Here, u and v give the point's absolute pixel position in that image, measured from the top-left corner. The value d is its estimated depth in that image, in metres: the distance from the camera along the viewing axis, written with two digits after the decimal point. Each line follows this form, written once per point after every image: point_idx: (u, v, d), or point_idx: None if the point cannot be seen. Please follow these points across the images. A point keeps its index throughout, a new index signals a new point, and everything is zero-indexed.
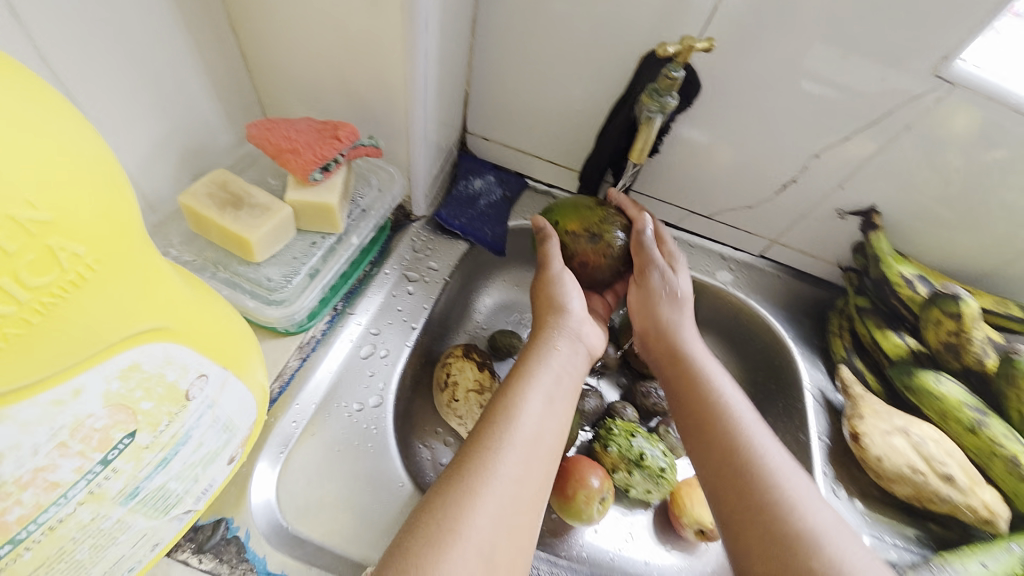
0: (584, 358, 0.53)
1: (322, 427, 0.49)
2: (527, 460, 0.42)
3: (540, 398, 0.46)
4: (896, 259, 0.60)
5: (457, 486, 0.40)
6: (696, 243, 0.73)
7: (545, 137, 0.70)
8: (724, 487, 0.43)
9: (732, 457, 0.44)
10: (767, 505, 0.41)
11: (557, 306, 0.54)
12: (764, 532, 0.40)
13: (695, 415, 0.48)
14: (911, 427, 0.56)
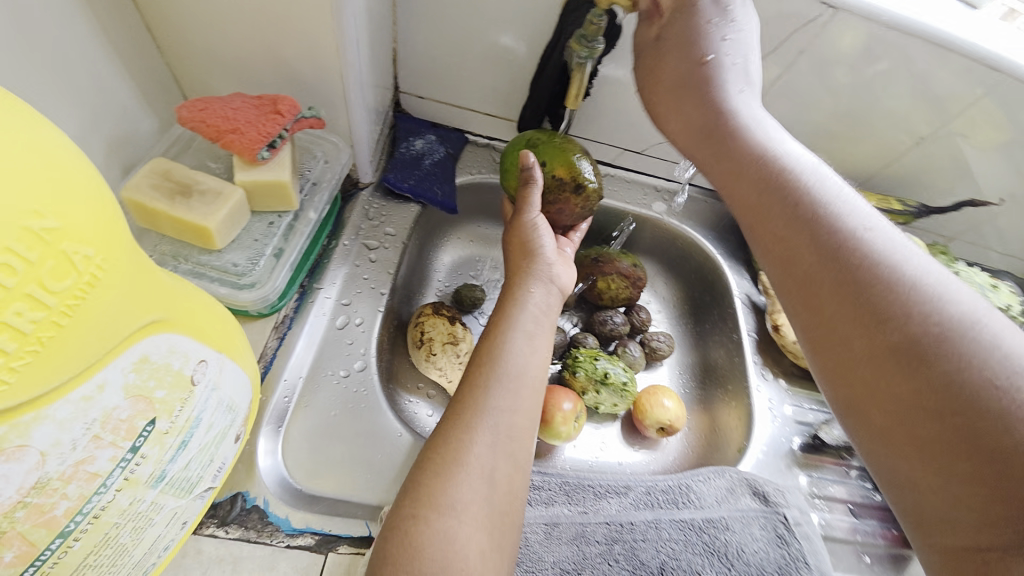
0: (558, 295, 0.57)
1: (314, 397, 0.51)
2: (511, 395, 0.47)
3: (522, 337, 0.51)
4: None
5: (454, 425, 0.44)
6: (632, 180, 0.81)
7: (480, 90, 0.71)
8: (828, 293, 0.37)
9: (840, 263, 0.37)
10: (889, 308, 0.34)
11: (527, 250, 0.59)
12: (889, 337, 0.34)
13: (787, 212, 0.40)
14: None
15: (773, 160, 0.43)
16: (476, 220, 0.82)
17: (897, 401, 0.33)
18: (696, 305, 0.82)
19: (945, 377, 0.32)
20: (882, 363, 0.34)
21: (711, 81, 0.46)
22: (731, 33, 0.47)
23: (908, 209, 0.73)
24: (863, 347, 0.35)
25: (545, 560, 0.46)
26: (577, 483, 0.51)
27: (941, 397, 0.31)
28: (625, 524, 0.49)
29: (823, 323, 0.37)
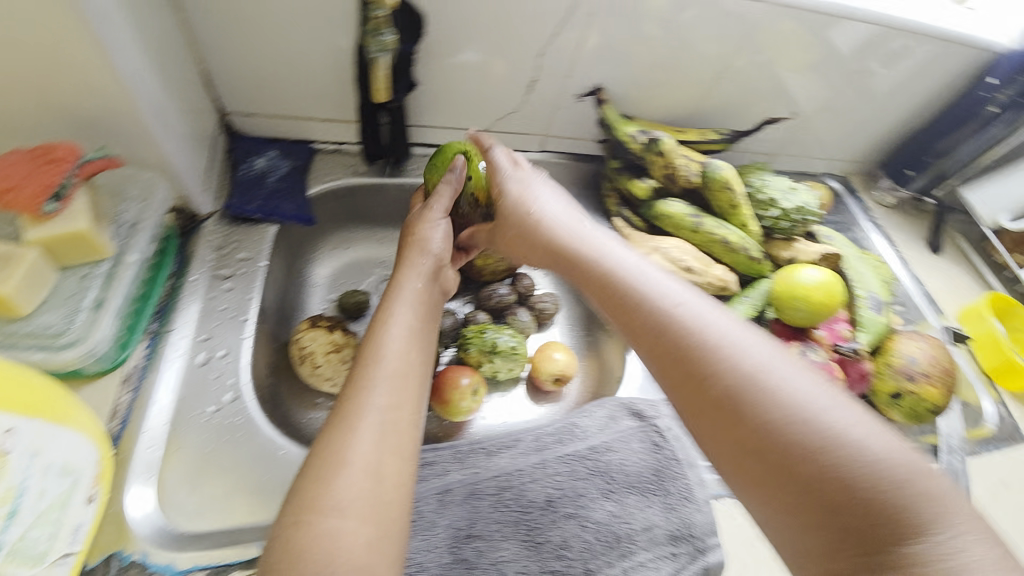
0: (439, 291, 0.58)
1: (185, 441, 0.51)
2: (392, 386, 0.46)
3: (403, 328, 0.51)
4: (623, 123, 0.74)
5: (332, 428, 0.43)
6: None
7: (309, 98, 0.71)
8: (707, 400, 0.38)
9: (708, 369, 0.38)
10: (756, 407, 0.36)
11: (419, 246, 0.59)
12: (767, 438, 0.35)
13: (653, 339, 0.42)
14: (661, 245, 0.71)
15: (621, 278, 0.47)
16: (347, 228, 0.82)
17: (799, 499, 0.33)
18: None
19: (814, 459, 0.33)
20: (776, 479, 0.34)
21: (528, 216, 0.57)
22: (526, 179, 0.60)
23: (723, 136, 0.82)
24: (754, 458, 0.35)
25: (440, 524, 0.48)
26: (468, 449, 0.54)
27: (821, 485, 0.33)
28: (513, 471, 0.53)
29: (715, 440, 0.37)
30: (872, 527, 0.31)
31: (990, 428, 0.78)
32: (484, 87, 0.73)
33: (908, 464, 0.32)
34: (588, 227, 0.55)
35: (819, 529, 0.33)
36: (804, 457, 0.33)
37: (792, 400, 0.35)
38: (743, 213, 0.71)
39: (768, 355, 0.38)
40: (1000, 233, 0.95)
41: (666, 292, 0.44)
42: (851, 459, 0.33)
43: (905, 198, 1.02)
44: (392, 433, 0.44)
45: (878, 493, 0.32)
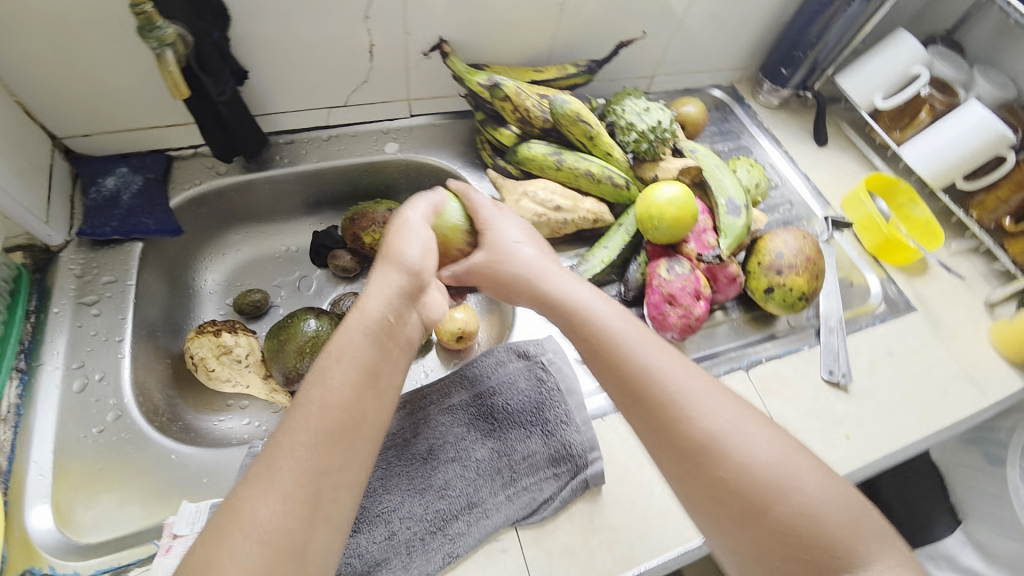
0: (416, 275, 0.52)
1: (72, 463, 0.52)
2: (349, 359, 0.44)
3: (388, 291, 0.50)
4: (471, 73, 0.73)
5: (260, 478, 0.37)
6: (356, 131, 0.84)
7: (145, 105, 0.69)
8: (676, 437, 0.44)
9: (678, 410, 0.44)
10: (727, 455, 0.41)
11: (404, 241, 0.55)
12: (728, 483, 0.41)
13: (627, 376, 0.48)
14: (528, 189, 0.72)
15: (597, 329, 0.51)
16: (228, 230, 0.81)
17: (766, 542, 0.39)
18: None
19: (784, 509, 0.39)
20: (743, 517, 0.40)
21: (518, 270, 0.59)
22: (517, 241, 0.61)
23: (580, 70, 0.81)
24: (726, 499, 0.41)
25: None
26: None
27: (783, 525, 0.39)
28: (398, 432, 0.56)
29: (687, 480, 0.43)
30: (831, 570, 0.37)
31: (874, 303, 0.83)
32: (323, 60, 0.72)
33: (862, 516, 0.39)
34: (561, 274, 0.58)
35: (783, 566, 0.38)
36: (773, 513, 0.39)
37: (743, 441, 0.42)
38: (604, 141, 0.72)
39: (730, 405, 0.44)
40: (877, 115, 0.97)
41: (640, 343, 0.49)
42: (810, 514, 0.39)
43: (788, 96, 1.04)
44: (338, 417, 0.41)
45: (833, 543, 0.37)
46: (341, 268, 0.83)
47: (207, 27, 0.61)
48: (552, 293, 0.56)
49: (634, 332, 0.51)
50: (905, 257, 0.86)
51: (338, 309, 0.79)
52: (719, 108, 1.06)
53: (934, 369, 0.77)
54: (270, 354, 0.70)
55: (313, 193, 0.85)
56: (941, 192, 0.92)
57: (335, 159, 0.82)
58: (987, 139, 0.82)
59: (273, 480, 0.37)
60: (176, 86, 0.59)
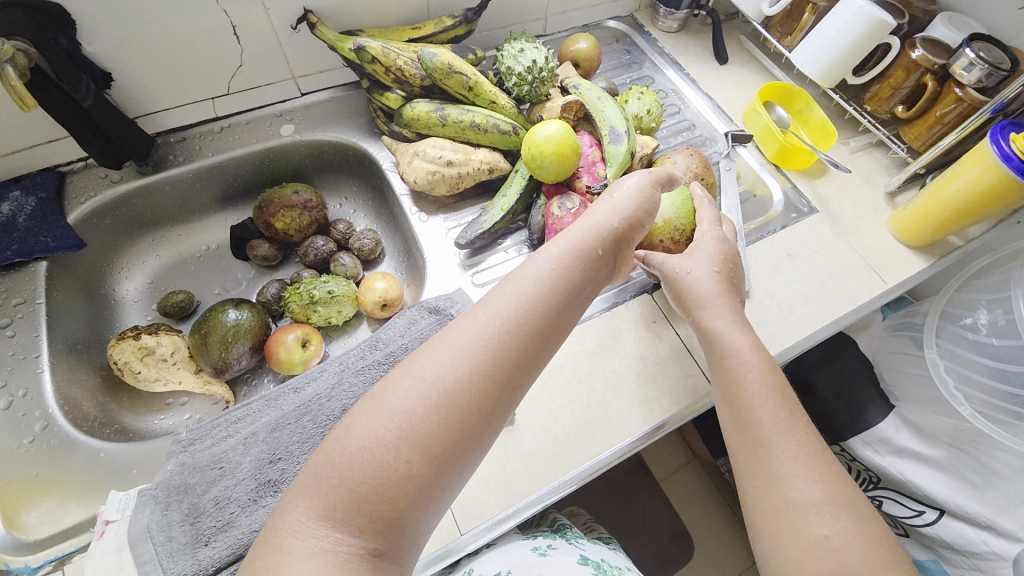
0: (618, 220, 0.53)
1: (6, 472, 0.55)
2: (563, 275, 0.48)
3: (593, 222, 0.52)
4: (342, 40, 0.72)
5: (404, 375, 0.42)
6: (251, 118, 0.84)
7: (15, 125, 0.68)
8: (742, 384, 0.54)
9: (748, 373, 0.54)
10: (761, 413, 0.52)
11: (614, 197, 0.56)
12: (754, 421, 0.52)
13: (743, 355, 0.55)
14: (419, 148, 0.74)
15: (740, 346, 0.56)
16: (139, 238, 0.82)
17: (750, 463, 0.51)
18: (377, 192, 0.90)
19: (777, 461, 0.49)
20: (750, 442, 0.52)
21: (699, 301, 0.60)
22: (708, 274, 0.61)
23: (457, 21, 0.80)
24: (744, 421, 0.52)
25: (244, 459, 0.54)
26: (276, 392, 0.61)
27: (769, 470, 0.50)
28: (313, 398, 0.59)
29: (733, 397, 0.54)
30: (790, 515, 0.48)
31: (776, 211, 0.86)
32: (188, 50, 0.71)
33: (834, 501, 0.47)
34: (719, 294, 0.59)
35: (755, 486, 0.50)
36: (769, 453, 0.50)
37: (780, 420, 0.51)
38: (486, 90, 0.73)
39: (793, 413, 0.52)
40: (770, 23, 0.98)
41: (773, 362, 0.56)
42: (795, 488, 0.48)
43: (685, 18, 1.04)
44: (533, 320, 0.45)
45: (798, 506, 0.47)
46: (260, 259, 0.84)
47: (52, 35, 0.60)
48: (699, 298, 0.60)
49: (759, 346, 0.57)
50: (801, 161, 0.88)
51: (262, 297, 0.80)
52: (619, 40, 1.05)
53: (832, 263, 0.81)
54: (196, 349, 0.72)
55: (215, 186, 0.84)
56: (834, 91, 0.94)
57: (231, 149, 0.82)
58: (867, 27, 0.82)
59: (457, 340, 0.44)
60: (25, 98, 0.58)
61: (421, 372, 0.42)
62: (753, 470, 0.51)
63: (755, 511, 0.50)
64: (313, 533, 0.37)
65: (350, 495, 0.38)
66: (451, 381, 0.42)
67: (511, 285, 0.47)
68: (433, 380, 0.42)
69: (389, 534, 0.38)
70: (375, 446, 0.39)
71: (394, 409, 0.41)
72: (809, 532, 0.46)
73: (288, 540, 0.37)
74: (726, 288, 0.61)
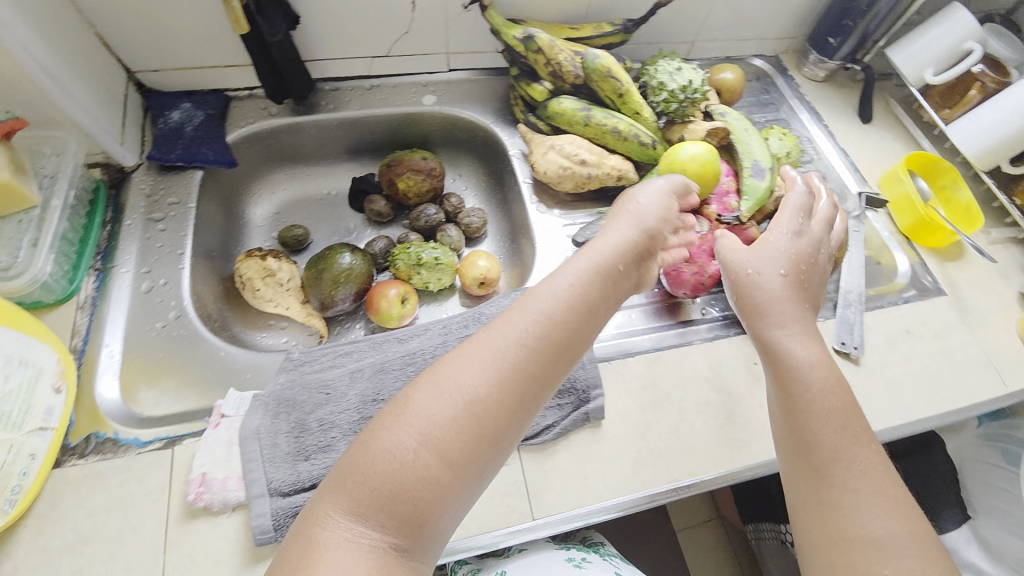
0: (638, 237, 0.52)
1: (138, 349, 0.60)
2: (586, 287, 0.46)
3: (619, 239, 0.51)
4: (508, 27, 0.75)
5: (427, 380, 0.41)
6: (399, 83, 0.88)
7: (207, 45, 0.74)
8: (808, 413, 0.49)
9: (812, 400, 0.49)
10: (821, 442, 0.47)
11: (633, 220, 0.53)
12: (813, 450, 0.47)
13: (810, 389, 0.50)
14: (556, 142, 0.75)
15: (807, 373, 0.51)
16: (273, 170, 0.88)
17: (808, 490, 0.47)
18: (496, 175, 0.92)
19: (839, 488, 0.45)
20: (805, 468, 0.48)
21: (764, 301, 0.56)
22: (774, 270, 0.56)
23: (616, 28, 0.81)
24: (799, 453, 0.48)
25: (349, 393, 0.57)
26: (382, 337, 0.64)
27: (825, 498, 0.45)
28: (418, 351, 0.61)
29: (789, 424, 0.50)
30: (851, 545, 0.43)
31: (901, 283, 0.82)
32: (368, 9, 0.75)
33: (908, 543, 0.42)
34: (789, 305, 0.55)
35: (810, 514, 0.46)
36: (829, 483, 0.46)
37: (842, 450, 0.47)
38: (634, 99, 0.73)
39: (858, 441, 0.47)
40: (928, 91, 0.94)
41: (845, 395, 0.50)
42: (859, 515, 0.44)
43: (835, 69, 1.01)
44: (552, 334, 0.43)
45: (863, 533, 0.43)
46: (375, 213, 0.88)
47: None
48: (764, 306, 0.56)
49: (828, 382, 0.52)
50: (938, 238, 0.84)
51: (370, 249, 0.84)
52: (760, 78, 1.04)
53: (954, 352, 0.76)
54: (309, 282, 0.76)
55: (352, 139, 0.89)
56: (985, 175, 0.88)
57: (375, 107, 0.86)
58: None
59: (479, 351, 0.42)
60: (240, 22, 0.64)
61: (437, 376, 0.41)
62: (807, 498, 0.47)
63: (811, 545, 0.46)
64: (340, 526, 0.36)
65: (373, 493, 0.37)
66: (470, 389, 0.40)
67: (531, 298, 0.45)
68: (451, 382, 0.40)
69: (413, 533, 0.37)
70: (395, 448, 0.38)
71: (417, 413, 0.39)
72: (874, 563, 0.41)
73: (317, 532, 0.36)
74: (801, 291, 0.56)
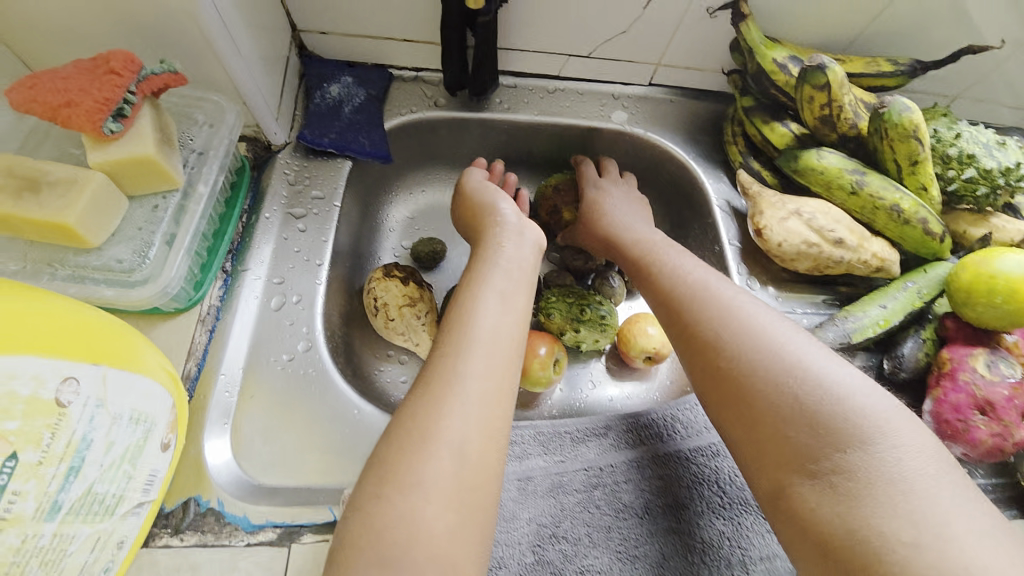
0: (534, 250, 0.56)
1: (259, 387, 0.48)
2: (508, 302, 0.49)
3: (495, 297, 0.49)
4: (767, 47, 0.58)
5: (401, 441, 0.39)
6: (585, 90, 0.71)
7: (387, 12, 0.60)
8: (664, 300, 0.51)
9: (676, 289, 0.50)
10: (698, 317, 0.47)
11: (487, 211, 0.60)
12: (710, 352, 0.44)
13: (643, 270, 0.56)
14: (802, 208, 0.57)
15: (738, 326, 0.44)
16: (417, 168, 0.73)
17: (718, 395, 0.43)
18: (676, 223, 0.73)
19: (775, 389, 0.39)
20: (707, 368, 0.44)
21: (687, 288, 0.50)
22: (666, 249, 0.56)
23: (901, 69, 0.62)
24: (693, 353, 0.46)
25: (520, 517, 0.44)
26: (551, 433, 0.49)
27: (758, 405, 0.40)
28: (604, 467, 0.47)
29: (672, 330, 0.49)
30: (805, 438, 0.37)
31: None
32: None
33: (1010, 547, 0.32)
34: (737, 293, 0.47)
35: (758, 437, 0.39)
36: (738, 375, 0.42)
37: (725, 323, 0.45)
38: (926, 171, 0.55)
39: (779, 326, 0.43)
40: None
41: (713, 277, 0.50)
42: (803, 397, 0.38)
43: None
44: (503, 362, 0.45)
45: (818, 409, 0.37)
46: None
47: None
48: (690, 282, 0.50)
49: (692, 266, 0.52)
50: None
51: None
52: None
53: None
54: None
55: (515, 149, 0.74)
56: None
57: (555, 116, 0.70)
58: None
59: (462, 400, 0.41)
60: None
61: (425, 433, 0.40)
62: (752, 424, 0.40)
63: (768, 474, 0.39)
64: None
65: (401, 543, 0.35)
66: (462, 438, 0.40)
67: (450, 331, 0.46)
68: (442, 439, 0.39)
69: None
70: (419, 519, 0.36)
71: (416, 479, 0.38)
72: (844, 445, 0.36)
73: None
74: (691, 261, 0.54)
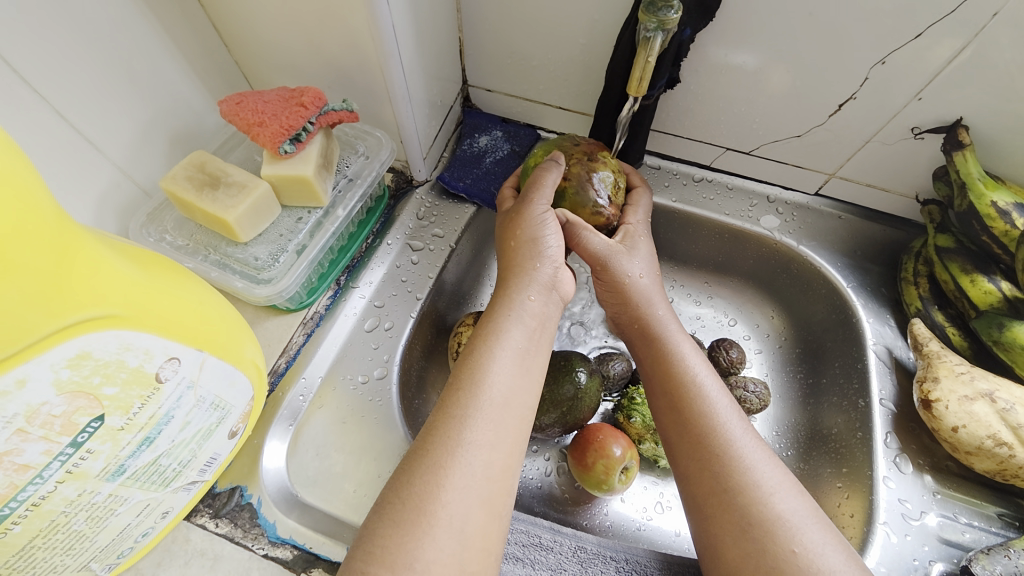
0: (557, 306, 0.48)
1: (330, 399, 0.50)
2: (525, 365, 0.42)
3: (513, 360, 0.41)
4: (988, 186, 0.48)
5: (403, 509, 0.34)
6: (735, 185, 0.64)
7: (549, 78, 0.62)
8: (688, 453, 0.40)
9: (710, 429, 0.40)
10: (729, 470, 0.38)
11: (531, 248, 0.47)
12: (742, 518, 0.36)
13: (658, 379, 0.44)
14: (998, 392, 0.46)
15: (738, 461, 0.38)
16: None
17: (745, 565, 0.35)
18: (813, 349, 0.62)
19: None
20: (733, 530, 0.36)
21: (693, 395, 0.42)
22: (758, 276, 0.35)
23: None
24: (710, 508, 0.37)
25: None
26: (594, 553, 0.44)
27: None
28: None
29: (684, 470, 0.40)
30: None
31: None
32: (765, 100, 0.54)
33: None
34: (731, 410, 0.41)
35: None
36: (774, 548, 0.34)
37: (757, 483, 0.37)
38: None
39: (779, 480, 0.37)
40: None
41: (730, 421, 0.40)
42: None
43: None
44: (507, 442, 0.38)
45: None
46: None
47: None
48: (704, 403, 0.41)
49: (710, 390, 0.42)
50: None
51: (604, 369, 0.61)
52: None
53: None
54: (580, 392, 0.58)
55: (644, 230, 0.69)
56: None
57: (695, 208, 0.64)
58: None
59: (462, 480, 0.35)
60: (642, 81, 0.45)
61: (424, 508, 0.34)
62: None
63: None
64: None
65: None
66: (464, 519, 0.34)
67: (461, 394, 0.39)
68: (442, 514, 0.34)
69: None
70: None
71: (418, 560, 0.32)
72: None
73: None
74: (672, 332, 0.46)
